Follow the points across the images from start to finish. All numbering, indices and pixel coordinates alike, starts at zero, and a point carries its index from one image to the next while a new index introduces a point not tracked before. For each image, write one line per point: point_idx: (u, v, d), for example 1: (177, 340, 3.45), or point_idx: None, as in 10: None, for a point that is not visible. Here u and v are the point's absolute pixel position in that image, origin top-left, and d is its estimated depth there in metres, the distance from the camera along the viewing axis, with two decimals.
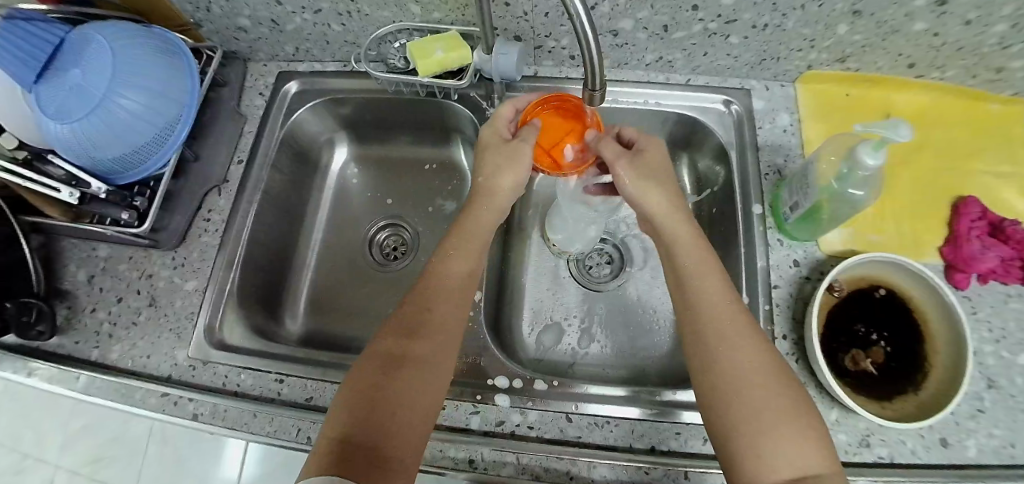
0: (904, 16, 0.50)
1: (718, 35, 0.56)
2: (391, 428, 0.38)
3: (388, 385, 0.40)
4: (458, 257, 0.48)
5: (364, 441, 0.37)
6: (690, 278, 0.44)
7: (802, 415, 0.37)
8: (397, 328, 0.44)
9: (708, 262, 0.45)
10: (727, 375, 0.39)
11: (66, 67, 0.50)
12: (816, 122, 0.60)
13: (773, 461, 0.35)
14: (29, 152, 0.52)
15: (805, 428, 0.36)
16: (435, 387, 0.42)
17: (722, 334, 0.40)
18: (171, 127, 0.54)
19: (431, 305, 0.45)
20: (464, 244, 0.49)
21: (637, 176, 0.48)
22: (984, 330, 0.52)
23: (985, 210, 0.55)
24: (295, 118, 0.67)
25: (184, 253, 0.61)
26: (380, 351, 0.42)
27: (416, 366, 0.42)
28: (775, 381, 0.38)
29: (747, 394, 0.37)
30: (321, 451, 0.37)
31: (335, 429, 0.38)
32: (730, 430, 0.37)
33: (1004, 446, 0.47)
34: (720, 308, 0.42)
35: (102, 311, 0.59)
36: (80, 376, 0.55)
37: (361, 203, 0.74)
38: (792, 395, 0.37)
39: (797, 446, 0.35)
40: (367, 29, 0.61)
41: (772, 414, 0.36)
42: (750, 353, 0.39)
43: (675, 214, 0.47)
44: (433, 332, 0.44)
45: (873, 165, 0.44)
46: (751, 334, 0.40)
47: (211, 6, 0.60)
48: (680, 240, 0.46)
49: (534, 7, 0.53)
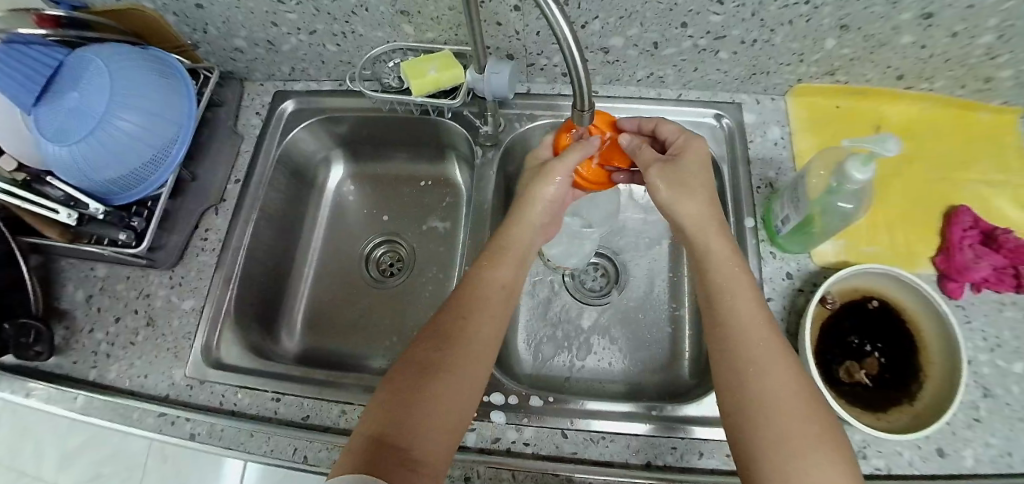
0: (891, 29, 0.50)
1: (708, 50, 0.57)
2: (420, 432, 0.38)
3: (420, 390, 0.40)
4: (502, 266, 0.50)
5: (394, 442, 0.37)
6: (720, 295, 0.43)
7: (832, 440, 0.35)
8: (429, 339, 0.44)
9: (738, 278, 0.44)
10: (752, 392, 0.38)
11: (63, 89, 0.50)
12: (807, 134, 0.61)
13: (798, 478, 0.34)
14: (28, 174, 0.52)
15: (837, 454, 0.35)
16: (464, 399, 0.41)
17: (750, 355, 0.39)
18: (168, 148, 0.55)
19: (471, 316, 0.45)
20: (507, 254, 0.50)
21: (671, 183, 0.48)
22: (979, 339, 0.52)
23: (977, 219, 0.55)
24: (291, 136, 0.68)
25: (181, 272, 0.61)
26: (416, 353, 0.43)
27: (450, 374, 0.41)
28: (803, 401, 0.37)
29: (776, 414, 0.36)
30: (351, 452, 0.36)
31: (366, 431, 0.38)
32: (757, 447, 0.36)
33: (1002, 455, 0.47)
34: (751, 328, 0.41)
35: (99, 331, 0.59)
36: (77, 396, 0.55)
37: (357, 219, 0.75)
38: (821, 420, 0.36)
39: (831, 470, 0.34)
40: (362, 48, 0.62)
41: (803, 435, 0.35)
42: (783, 373, 0.38)
43: (709, 226, 0.46)
44: (469, 343, 0.43)
45: (861, 179, 0.44)
46: (782, 352, 0.40)
47: (208, 28, 0.61)
48: (712, 253, 0.45)
49: (525, 26, 0.54)
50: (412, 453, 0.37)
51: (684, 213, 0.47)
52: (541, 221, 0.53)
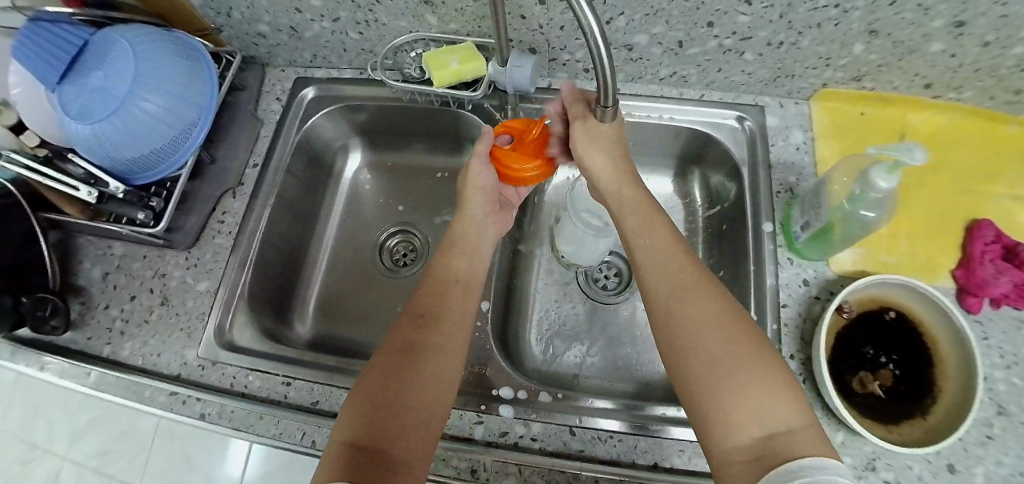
0: (921, 36, 0.49)
1: (733, 51, 0.56)
2: (399, 432, 0.38)
3: (395, 390, 0.40)
4: (459, 255, 0.52)
5: (375, 449, 0.36)
6: (637, 238, 0.46)
7: (757, 359, 0.36)
8: (398, 334, 0.44)
9: (654, 222, 0.46)
10: (675, 328, 0.39)
11: (88, 68, 0.51)
12: (830, 140, 0.60)
13: (734, 415, 0.34)
14: (50, 150, 0.53)
15: (770, 383, 0.34)
16: (442, 384, 0.42)
17: (668, 292, 0.41)
18: (189, 130, 0.55)
19: (433, 309, 0.46)
20: (465, 245, 0.53)
21: (586, 140, 0.50)
22: (996, 355, 0.51)
23: (999, 233, 0.54)
24: (310, 123, 0.68)
25: (197, 253, 0.62)
26: (398, 340, 0.43)
27: (423, 368, 0.41)
28: (724, 327, 0.37)
29: (702, 352, 0.37)
30: (331, 461, 0.36)
31: (346, 437, 0.38)
32: (689, 384, 0.37)
33: (1014, 474, 0.46)
34: (670, 267, 0.42)
35: (115, 308, 0.60)
36: (91, 372, 0.56)
37: (372, 208, 0.75)
38: (746, 343, 0.37)
39: (760, 394, 0.34)
40: (384, 38, 0.62)
41: (732, 367, 0.35)
42: (700, 302, 0.39)
43: (621, 177, 0.49)
44: (438, 336, 0.44)
45: (886, 188, 0.44)
46: (704, 288, 0.40)
47: (232, 12, 0.61)
48: (628, 201, 0.48)
49: (550, 20, 0.53)
50: (393, 453, 0.37)
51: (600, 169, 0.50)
52: (485, 213, 0.56)
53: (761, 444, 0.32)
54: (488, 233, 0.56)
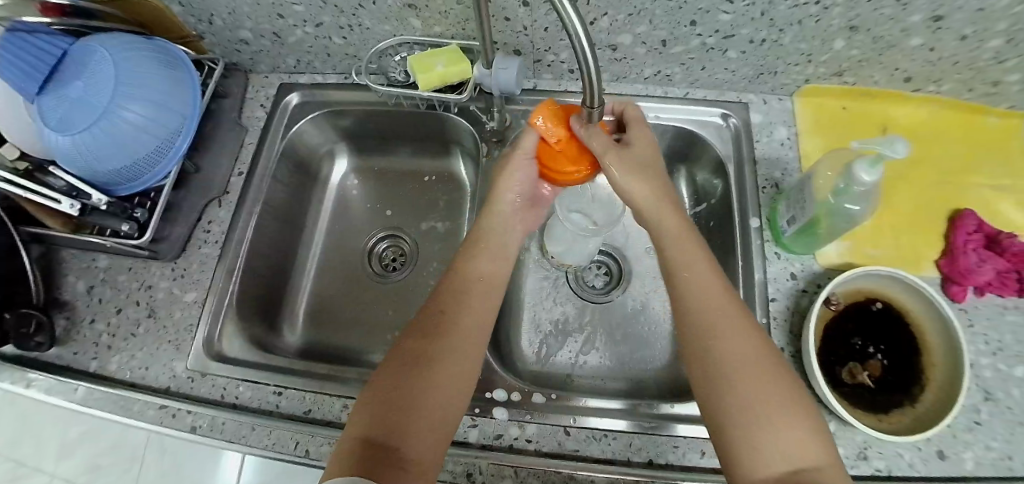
0: (900, 31, 0.50)
1: (716, 49, 0.56)
2: (407, 428, 0.38)
3: (407, 392, 0.40)
4: (484, 258, 0.50)
5: (381, 443, 0.37)
6: (680, 266, 0.45)
7: (792, 401, 0.37)
8: (411, 337, 0.44)
9: (694, 250, 0.45)
10: (716, 361, 0.39)
11: (67, 78, 0.50)
12: (814, 135, 0.61)
13: (766, 448, 0.35)
14: (31, 163, 0.52)
15: (802, 421, 0.36)
16: (455, 391, 0.41)
17: (711, 324, 0.41)
18: (172, 139, 0.54)
19: (455, 315, 0.45)
20: (486, 244, 0.51)
21: (625, 169, 0.46)
22: (981, 342, 0.52)
23: (981, 222, 0.55)
24: (295, 130, 0.68)
25: (183, 264, 0.61)
26: (407, 346, 0.43)
27: (437, 371, 0.41)
28: (765, 368, 0.39)
29: (740, 388, 0.38)
30: (342, 453, 0.37)
31: (357, 433, 0.38)
32: (726, 417, 0.37)
33: (1002, 458, 0.47)
34: (712, 298, 0.42)
35: (101, 322, 0.59)
36: (77, 388, 0.55)
37: (361, 213, 0.74)
38: (783, 386, 0.38)
39: (793, 434, 0.36)
40: (368, 42, 0.61)
41: (769, 406, 0.37)
42: (743, 340, 0.40)
43: (664, 204, 0.47)
44: (455, 335, 0.44)
45: (869, 181, 0.44)
46: (745, 325, 0.41)
47: (214, 19, 0.61)
48: (666, 230, 0.46)
49: (534, 22, 0.54)
50: (400, 450, 0.37)
51: (642, 194, 0.47)
52: (514, 208, 0.53)
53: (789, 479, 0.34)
54: (514, 232, 0.54)
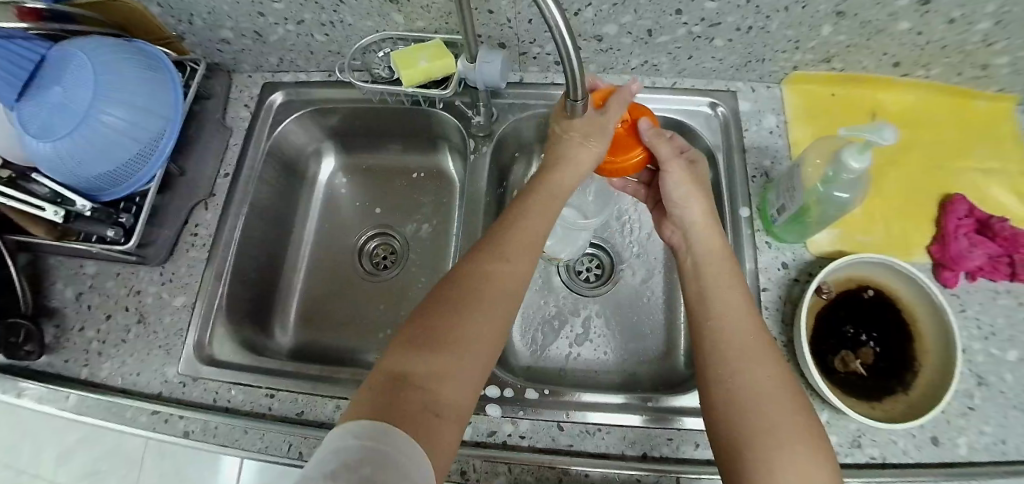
0: (888, 15, 0.50)
1: (703, 38, 0.56)
2: (443, 375, 0.35)
3: (441, 338, 0.36)
4: (536, 216, 0.46)
5: (411, 387, 0.33)
6: (713, 290, 0.44)
7: (811, 429, 0.35)
8: (454, 284, 0.40)
9: (729, 280, 0.45)
10: (737, 380, 0.38)
11: (46, 85, 0.49)
12: (803, 122, 0.60)
13: (781, 469, 0.33)
14: (13, 171, 0.51)
15: (818, 449, 0.34)
16: (489, 339, 0.38)
17: (737, 347, 0.40)
18: (155, 141, 0.54)
19: (486, 274, 0.41)
20: (542, 204, 0.47)
21: (687, 179, 0.51)
22: (973, 327, 0.52)
23: (972, 207, 0.55)
24: (281, 129, 0.67)
25: (171, 268, 0.61)
26: (447, 293, 0.39)
27: (472, 316, 0.38)
28: (785, 394, 0.37)
29: (762, 410, 0.36)
30: (368, 392, 0.33)
31: (384, 374, 0.34)
32: (741, 436, 0.35)
33: (995, 443, 0.47)
34: (739, 322, 0.41)
35: (90, 329, 0.58)
36: (69, 395, 0.55)
37: (351, 212, 0.74)
38: (805, 416, 0.36)
39: (810, 459, 0.33)
40: (352, 38, 0.61)
41: (789, 428, 0.35)
42: (771, 368, 0.38)
43: (708, 230, 0.49)
44: (487, 288, 0.40)
45: (858, 168, 0.44)
46: (771, 355, 0.39)
47: (194, 19, 0.60)
48: (706, 252, 0.47)
49: (517, 14, 0.53)
50: (436, 397, 0.33)
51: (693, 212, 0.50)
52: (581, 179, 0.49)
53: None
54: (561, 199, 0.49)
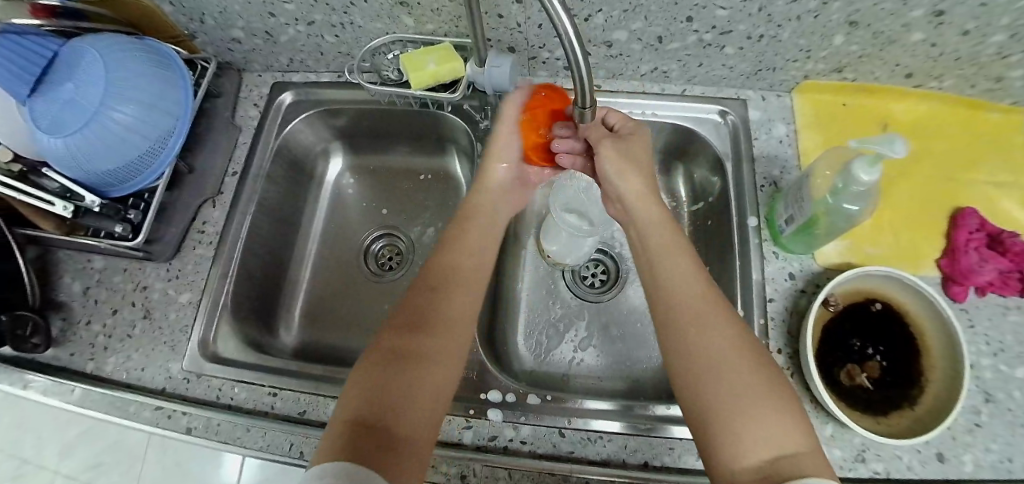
0: (901, 26, 0.49)
1: (713, 45, 0.56)
2: (402, 412, 0.38)
3: (400, 373, 0.40)
4: (474, 231, 0.52)
5: (373, 425, 0.36)
6: (660, 258, 0.45)
7: (773, 389, 0.36)
8: (405, 318, 0.44)
9: (678, 242, 0.45)
10: (693, 348, 0.39)
11: (58, 81, 0.49)
12: (812, 132, 0.60)
13: (746, 434, 0.34)
14: (25, 165, 0.52)
15: (786, 410, 0.35)
16: (446, 369, 0.42)
17: (687, 313, 0.40)
18: (165, 139, 0.54)
19: (441, 294, 0.45)
20: (479, 212, 0.54)
21: (619, 161, 0.48)
22: (982, 343, 0.51)
23: (983, 221, 0.54)
24: (290, 129, 0.67)
25: (178, 265, 0.61)
26: (399, 326, 0.43)
27: (426, 349, 0.42)
28: (742, 356, 0.38)
29: (719, 377, 0.37)
30: (331, 435, 0.36)
31: (347, 415, 0.37)
32: (705, 407, 0.36)
33: (1001, 461, 0.46)
34: (689, 288, 0.42)
35: (97, 323, 0.59)
36: (74, 389, 0.55)
37: (358, 213, 0.74)
38: (764, 375, 0.37)
39: (775, 422, 0.34)
40: (361, 40, 0.61)
41: (747, 392, 0.36)
42: (725, 332, 0.39)
43: (645, 199, 0.48)
44: (437, 324, 0.43)
45: (868, 181, 0.44)
46: (723, 315, 0.40)
47: (205, 18, 0.60)
48: (647, 221, 0.47)
49: (527, 19, 0.53)
50: (398, 432, 0.37)
51: (630, 190, 0.48)
52: (509, 181, 0.57)
53: (768, 466, 0.33)
54: (501, 210, 0.56)
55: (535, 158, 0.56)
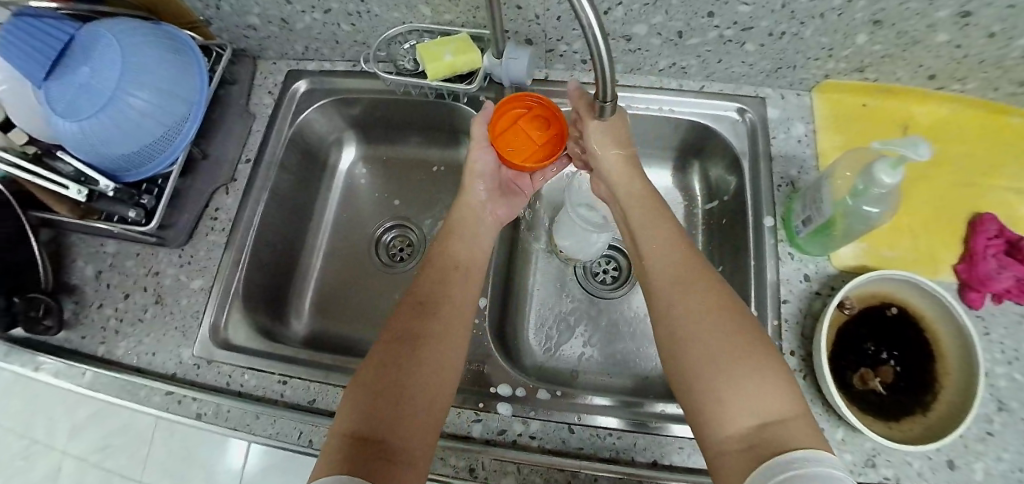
0: (926, 26, 0.48)
1: (733, 42, 0.55)
2: (400, 422, 0.38)
3: (399, 378, 0.40)
4: (468, 236, 0.53)
5: (373, 437, 0.36)
6: (641, 231, 0.48)
7: (755, 349, 0.36)
8: (403, 322, 0.44)
9: (661, 216, 0.48)
10: (675, 314, 0.40)
11: (74, 65, 0.49)
12: (832, 133, 0.59)
13: (732, 404, 0.34)
14: (39, 148, 0.52)
15: (774, 377, 0.35)
16: (446, 375, 0.42)
17: (668, 280, 0.42)
18: (179, 125, 0.54)
19: (448, 280, 0.48)
20: (467, 218, 0.55)
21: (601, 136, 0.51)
22: (997, 351, 0.51)
23: (1002, 228, 0.53)
24: (303, 118, 0.67)
25: (190, 251, 0.61)
26: (397, 330, 0.43)
27: (426, 355, 0.42)
28: (722, 318, 0.38)
29: (699, 340, 0.38)
30: (330, 449, 0.36)
31: (346, 427, 0.37)
32: (692, 374, 0.37)
33: (1013, 470, 0.46)
34: (670, 257, 0.44)
35: (109, 307, 0.59)
36: (85, 371, 0.56)
37: (369, 203, 0.74)
38: (745, 335, 0.37)
39: (759, 385, 0.34)
40: (377, 29, 0.60)
41: (727, 353, 0.36)
42: (702, 294, 0.40)
43: (630, 173, 0.52)
44: (436, 327, 0.44)
45: (890, 183, 0.43)
46: (702, 280, 0.41)
47: (221, 4, 0.60)
48: (627, 195, 0.51)
49: (546, 11, 0.52)
50: (397, 441, 0.37)
51: (610, 163, 0.52)
52: (490, 195, 0.57)
53: (755, 434, 0.33)
54: (485, 222, 0.56)
55: (504, 162, 0.54)
